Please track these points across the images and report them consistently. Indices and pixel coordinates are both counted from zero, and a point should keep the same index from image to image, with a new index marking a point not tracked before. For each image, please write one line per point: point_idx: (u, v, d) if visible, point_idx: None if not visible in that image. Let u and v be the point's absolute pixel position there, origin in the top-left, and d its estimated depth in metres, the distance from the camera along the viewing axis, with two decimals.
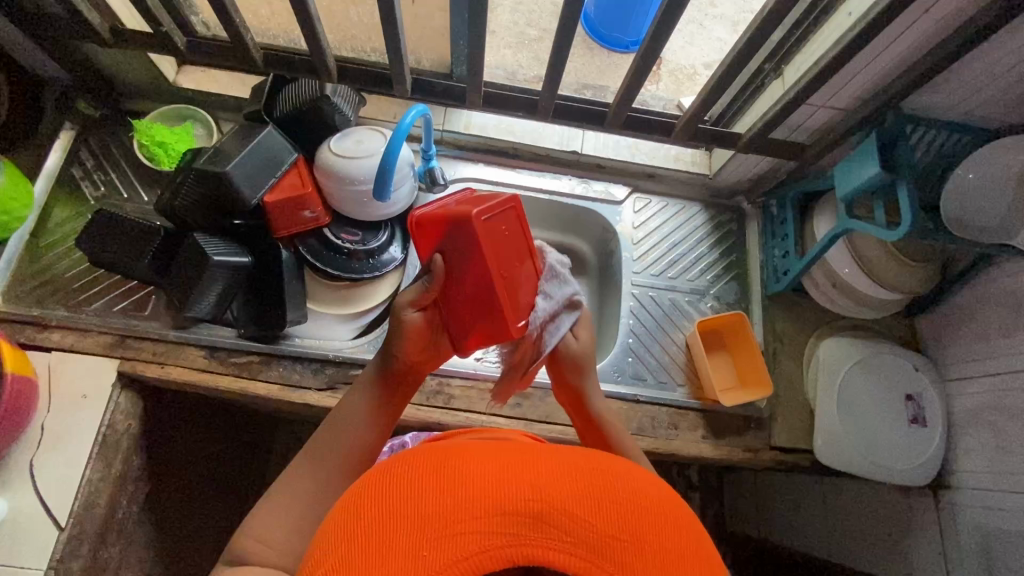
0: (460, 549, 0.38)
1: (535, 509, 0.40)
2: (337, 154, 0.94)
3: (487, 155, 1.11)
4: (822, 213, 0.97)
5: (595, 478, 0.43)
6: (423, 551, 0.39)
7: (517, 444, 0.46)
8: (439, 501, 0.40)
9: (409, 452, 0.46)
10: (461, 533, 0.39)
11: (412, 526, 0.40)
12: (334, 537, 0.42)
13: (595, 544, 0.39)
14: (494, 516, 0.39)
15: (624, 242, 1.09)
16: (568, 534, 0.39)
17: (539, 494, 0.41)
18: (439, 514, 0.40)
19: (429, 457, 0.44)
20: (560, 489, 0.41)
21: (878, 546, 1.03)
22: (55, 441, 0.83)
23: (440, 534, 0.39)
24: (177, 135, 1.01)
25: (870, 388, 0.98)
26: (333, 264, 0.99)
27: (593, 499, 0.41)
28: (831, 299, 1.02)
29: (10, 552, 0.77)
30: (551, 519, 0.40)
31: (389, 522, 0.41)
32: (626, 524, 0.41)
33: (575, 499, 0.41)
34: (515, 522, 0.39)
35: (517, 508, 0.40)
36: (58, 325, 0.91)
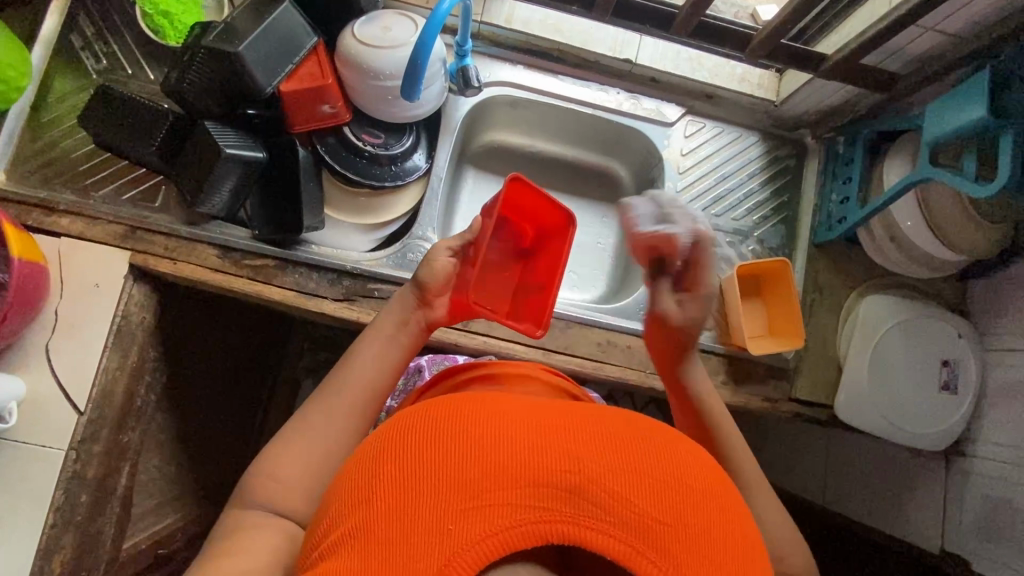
0: (488, 523, 0.37)
1: (569, 482, 0.39)
2: (361, 42, 0.83)
3: (528, 57, 0.98)
4: (897, 157, 0.87)
5: (637, 452, 0.42)
6: (448, 525, 0.37)
7: (548, 410, 0.45)
8: (466, 469, 0.39)
9: (431, 408, 0.45)
10: (489, 505, 0.37)
11: (435, 492, 0.38)
12: (353, 494, 0.41)
13: (634, 525, 0.38)
14: (525, 488, 0.38)
15: (669, 170, 1.00)
16: (606, 514, 0.38)
17: (574, 467, 0.39)
18: (467, 484, 0.38)
19: (454, 415, 0.43)
20: (597, 464, 0.40)
21: (876, 502, 1.04)
22: (71, 327, 0.82)
23: (469, 505, 0.37)
24: (184, 5, 0.90)
25: (906, 350, 0.94)
26: (353, 168, 0.92)
27: (634, 475, 0.40)
28: (884, 253, 0.94)
29: (32, 430, 0.79)
30: (588, 496, 0.38)
31: (410, 484, 0.39)
32: (669, 505, 0.39)
33: (614, 474, 0.39)
34: (549, 496, 0.38)
35: (552, 482, 0.39)
36: (67, 210, 0.86)
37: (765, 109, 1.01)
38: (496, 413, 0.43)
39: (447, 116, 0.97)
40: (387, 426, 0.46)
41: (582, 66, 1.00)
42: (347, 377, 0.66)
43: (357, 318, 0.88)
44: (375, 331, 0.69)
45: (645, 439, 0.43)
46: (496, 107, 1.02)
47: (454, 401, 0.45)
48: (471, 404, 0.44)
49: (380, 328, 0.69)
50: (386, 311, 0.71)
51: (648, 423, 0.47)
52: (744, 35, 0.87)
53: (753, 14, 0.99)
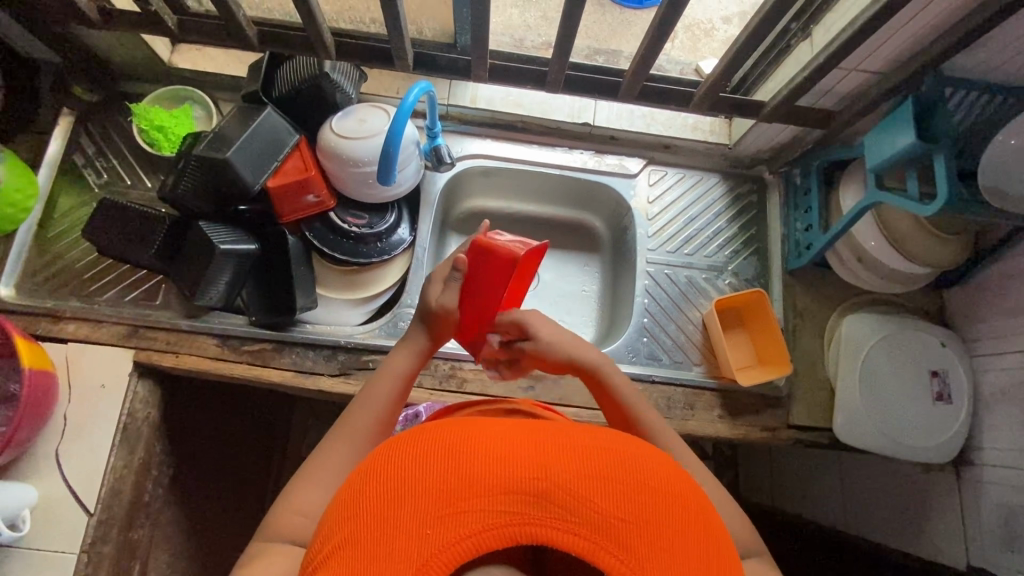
0: (461, 528, 0.40)
1: (537, 487, 0.41)
2: (339, 134, 0.91)
3: (496, 130, 1.06)
4: (849, 182, 0.92)
5: (603, 460, 0.44)
6: (425, 530, 0.40)
7: (523, 425, 0.48)
8: (441, 481, 0.42)
9: (415, 430, 0.48)
10: (463, 513, 0.40)
11: (415, 502, 0.41)
12: (342, 513, 0.44)
13: (598, 523, 0.40)
14: (496, 495, 0.41)
15: (638, 218, 1.06)
16: (571, 514, 0.40)
17: (542, 474, 0.42)
18: (443, 493, 0.41)
19: (433, 435, 0.46)
20: (564, 470, 0.43)
21: (897, 522, 1.02)
22: (78, 430, 0.85)
23: (443, 513, 0.40)
24: (177, 119, 0.98)
25: (894, 365, 0.95)
26: (341, 249, 0.97)
27: (598, 480, 0.43)
28: (855, 273, 0.98)
29: (44, 537, 0.81)
30: (555, 498, 0.41)
31: (391, 498, 0.42)
32: (631, 506, 0.42)
33: (579, 479, 0.42)
34: (518, 501, 0.41)
35: (521, 488, 0.41)
36: (73, 316, 0.91)
37: (720, 152, 1.08)
38: (474, 430, 0.46)
39: (425, 191, 1.04)
40: (373, 453, 0.49)
41: (547, 132, 1.07)
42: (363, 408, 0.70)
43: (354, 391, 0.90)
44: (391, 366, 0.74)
45: (611, 447, 0.46)
46: (470, 178, 1.09)
47: (437, 424, 0.48)
48: (452, 426, 0.47)
49: (396, 367, 0.74)
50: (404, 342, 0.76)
51: (618, 434, 0.50)
52: (687, 91, 0.94)
53: (697, 69, 1.08)
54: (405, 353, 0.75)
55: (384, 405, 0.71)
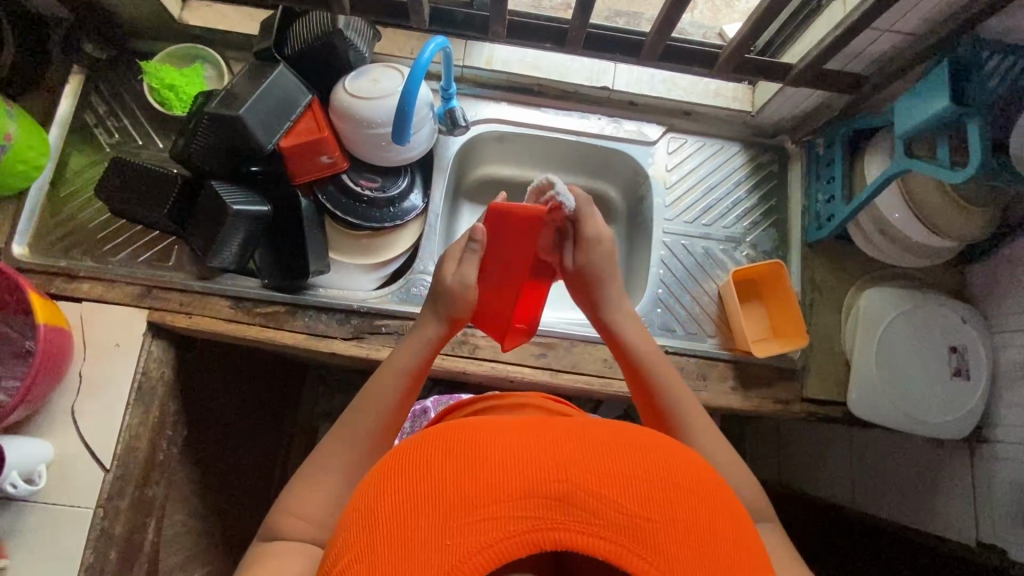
0: (483, 535, 0.40)
1: (558, 490, 0.41)
2: (353, 94, 0.89)
3: (512, 94, 1.04)
4: (875, 152, 0.90)
5: (622, 456, 0.44)
6: (447, 540, 0.40)
7: (537, 423, 0.48)
8: (460, 487, 0.42)
9: (428, 431, 0.48)
10: (485, 519, 0.40)
11: (434, 509, 0.41)
12: (358, 519, 0.44)
13: (622, 523, 0.41)
14: (517, 499, 0.41)
15: (656, 187, 1.04)
16: (594, 517, 0.41)
17: (561, 475, 0.42)
18: (462, 500, 0.41)
19: (446, 437, 0.46)
20: (583, 470, 0.43)
21: (906, 497, 1.02)
22: (94, 388, 0.86)
23: (464, 521, 0.40)
24: (187, 77, 0.97)
25: (912, 342, 0.94)
26: (353, 213, 0.96)
27: (619, 480, 0.43)
28: (876, 246, 0.96)
29: (61, 491, 0.82)
30: (576, 501, 0.41)
31: (408, 505, 0.42)
32: (654, 504, 0.42)
33: (599, 478, 0.42)
34: (539, 505, 0.41)
35: (541, 491, 0.41)
36: (87, 275, 0.91)
37: (742, 120, 1.05)
38: (488, 432, 0.46)
39: (439, 156, 1.02)
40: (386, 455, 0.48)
41: (563, 97, 1.05)
42: (368, 406, 0.69)
43: (367, 355, 0.90)
44: (394, 364, 0.73)
45: (629, 442, 0.46)
46: (484, 143, 1.07)
47: (450, 425, 0.48)
48: (465, 427, 0.47)
49: (402, 363, 0.73)
50: (413, 339, 0.75)
51: (632, 426, 0.50)
52: (711, 53, 0.91)
53: (721, 33, 1.04)
54: (412, 347, 0.74)
55: (390, 403, 0.70)
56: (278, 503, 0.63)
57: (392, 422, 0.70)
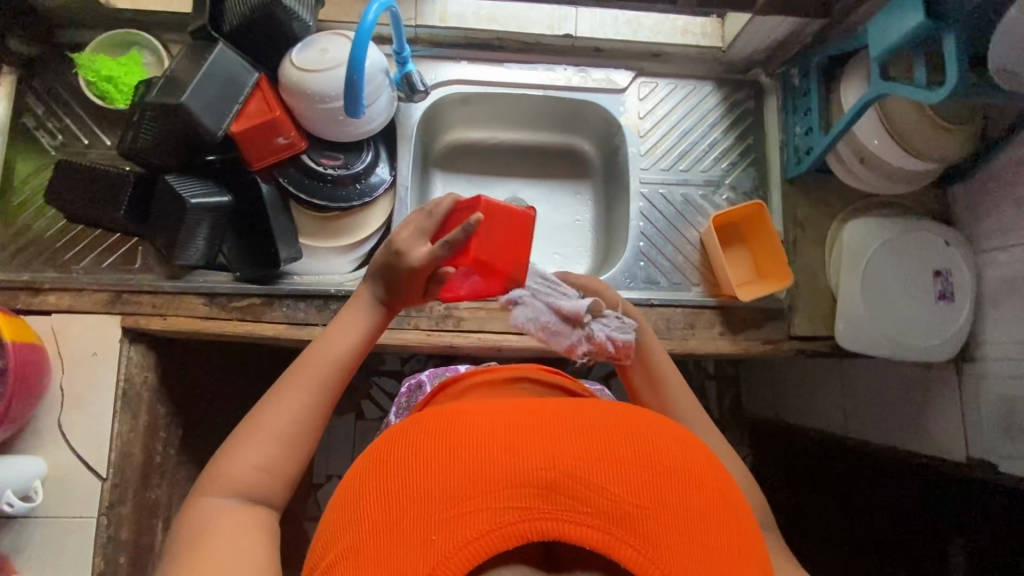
0: (470, 529, 0.39)
1: (546, 480, 0.41)
2: (302, 68, 0.84)
3: (471, 51, 0.98)
4: (852, 78, 0.86)
5: (611, 442, 0.44)
6: (432, 535, 0.39)
7: (526, 410, 0.47)
8: (446, 480, 0.41)
9: (413, 423, 0.48)
10: (471, 513, 0.40)
11: (419, 504, 0.41)
12: (344, 517, 0.43)
13: (610, 511, 0.40)
14: (504, 490, 0.41)
15: (630, 136, 1.00)
16: (584, 505, 0.40)
17: (549, 464, 0.42)
18: (448, 493, 0.41)
19: (431, 428, 0.46)
20: (571, 457, 0.42)
21: (898, 420, 1.04)
22: (78, 400, 0.84)
23: (450, 515, 0.40)
24: (126, 66, 0.91)
25: (898, 270, 0.93)
26: (319, 194, 0.92)
27: (607, 467, 0.42)
28: (856, 176, 0.93)
29: (61, 505, 0.82)
30: (564, 489, 0.41)
31: (394, 500, 0.41)
32: (646, 490, 0.42)
33: (589, 465, 0.42)
34: (526, 495, 0.40)
35: (530, 481, 0.41)
36: (53, 287, 0.88)
37: (713, 57, 1.01)
38: (475, 422, 0.45)
39: (401, 125, 0.98)
40: (371, 450, 0.48)
41: (525, 49, 1.00)
42: (319, 359, 0.62)
43: None
44: (347, 325, 0.65)
45: (618, 427, 0.46)
46: (449, 107, 1.03)
47: (436, 416, 0.47)
48: (452, 418, 0.47)
49: (357, 320, 0.65)
50: (361, 308, 0.66)
51: (623, 411, 0.50)
52: None
53: None
54: (362, 312, 0.65)
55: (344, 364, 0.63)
56: (223, 459, 0.57)
57: (343, 381, 0.63)
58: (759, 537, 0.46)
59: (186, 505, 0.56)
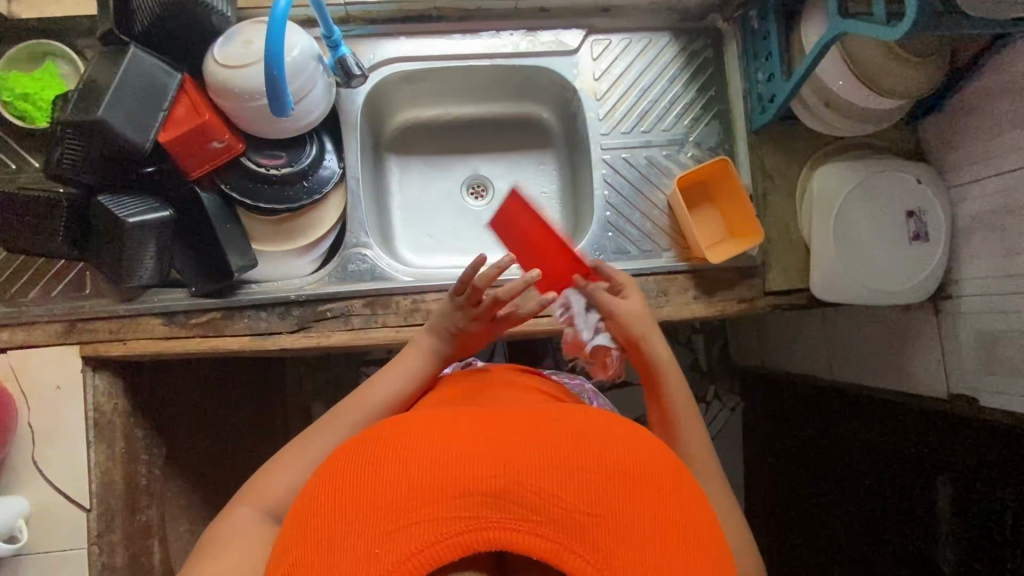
0: (415, 540, 0.39)
1: (495, 488, 0.41)
2: (226, 65, 0.79)
3: (408, 25, 0.92)
4: (811, 17, 0.81)
5: (565, 449, 0.44)
6: (377, 548, 0.38)
7: (483, 421, 0.47)
8: (394, 491, 0.41)
9: (369, 434, 0.48)
10: (418, 524, 0.39)
11: (366, 516, 0.40)
12: (293, 531, 0.42)
13: (560, 518, 0.40)
14: (453, 500, 0.40)
15: (586, 101, 0.96)
16: (534, 513, 0.40)
17: (500, 472, 0.42)
18: (396, 505, 0.40)
19: (386, 439, 0.46)
20: (523, 464, 0.42)
21: (878, 362, 1.04)
22: (48, 435, 0.83)
23: (396, 527, 0.39)
24: (41, 80, 0.84)
25: (871, 214, 0.90)
26: (264, 198, 0.87)
27: (558, 473, 0.42)
28: (823, 120, 0.90)
29: (51, 539, 0.82)
30: (514, 497, 0.41)
31: (341, 512, 0.41)
32: (599, 497, 0.42)
33: (540, 472, 0.42)
34: (475, 504, 0.40)
35: (479, 490, 0.41)
36: (3, 323, 0.85)
37: (666, 6, 0.95)
38: (429, 433, 0.45)
39: (344, 113, 0.92)
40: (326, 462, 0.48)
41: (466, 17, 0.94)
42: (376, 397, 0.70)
43: (318, 344, 0.86)
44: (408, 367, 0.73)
45: (576, 433, 0.46)
46: (393, 88, 0.97)
47: (392, 426, 0.47)
48: (407, 429, 0.46)
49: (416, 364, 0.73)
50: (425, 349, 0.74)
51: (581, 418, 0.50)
52: None
53: None
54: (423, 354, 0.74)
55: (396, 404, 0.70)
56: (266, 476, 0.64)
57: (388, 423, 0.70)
58: (720, 547, 0.45)
59: (222, 513, 0.62)
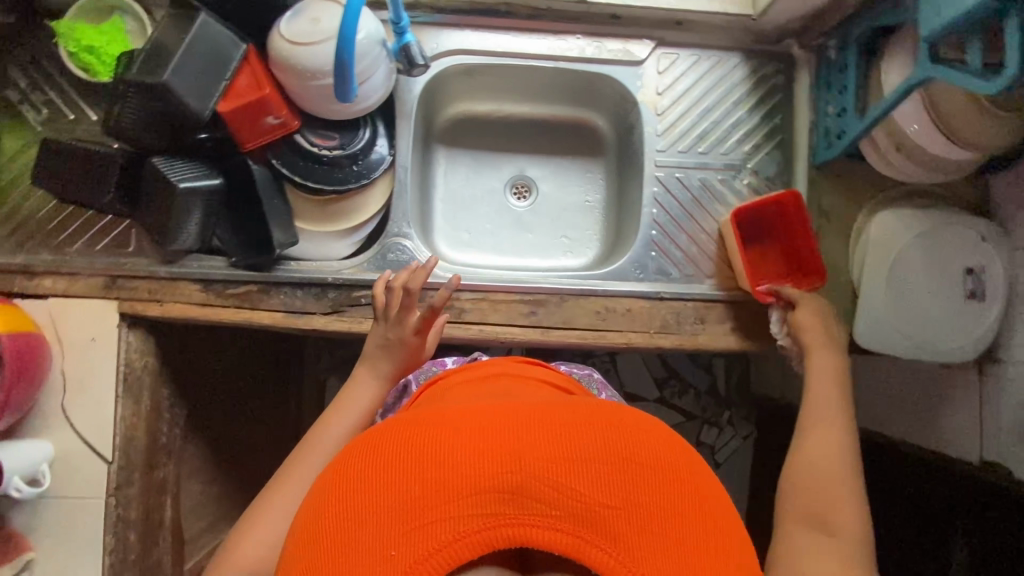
0: (432, 540, 0.37)
1: (512, 484, 0.39)
2: (291, 41, 0.78)
3: (476, 18, 0.90)
4: (896, 57, 0.78)
5: (581, 437, 0.42)
6: (393, 550, 0.37)
7: (492, 410, 0.45)
8: (405, 489, 0.39)
9: (376, 429, 0.46)
10: (433, 522, 0.38)
11: (377, 517, 0.39)
12: (303, 533, 0.41)
13: (581, 516, 0.39)
14: (468, 495, 0.39)
15: (646, 115, 0.93)
16: (553, 509, 0.39)
17: (515, 467, 0.40)
18: (409, 503, 0.39)
19: (394, 434, 0.44)
20: (538, 458, 0.40)
21: (908, 416, 1.01)
22: (80, 385, 0.84)
23: (410, 527, 0.38)
24: (108, 35, 0.85)
25: (929, 267, 0.87)
26: (313, 176, 0.86)
27: (575, 467, 0.40)
28: (891, 164, 0.86)
29: (72, 486, 0.84)
30: (531, 493, 0.39)
31: (353, 514, 0.39)
32: (618, 490, 0.40)
33: (556, 466, 0.40)
34: (491, 500, 0.39)
35: (494, 485, 0.39)
36: (47, 270, 0.86)
37: (742, 25, 0.91)
38: (438, 426, 0.43)
39: (401, 100, 0.92)
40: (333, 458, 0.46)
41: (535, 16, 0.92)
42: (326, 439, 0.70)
43: (349, 329, 0.86)
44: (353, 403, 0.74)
45: (590, 421, 0.44)
46: (452, 79, 0.96)
47: (398, 422, 0.45)
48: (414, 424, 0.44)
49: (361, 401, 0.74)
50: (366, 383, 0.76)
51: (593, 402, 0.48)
52: None
53: None
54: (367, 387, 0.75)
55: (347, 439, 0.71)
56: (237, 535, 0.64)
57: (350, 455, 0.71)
58: (734, 518, 0.45)
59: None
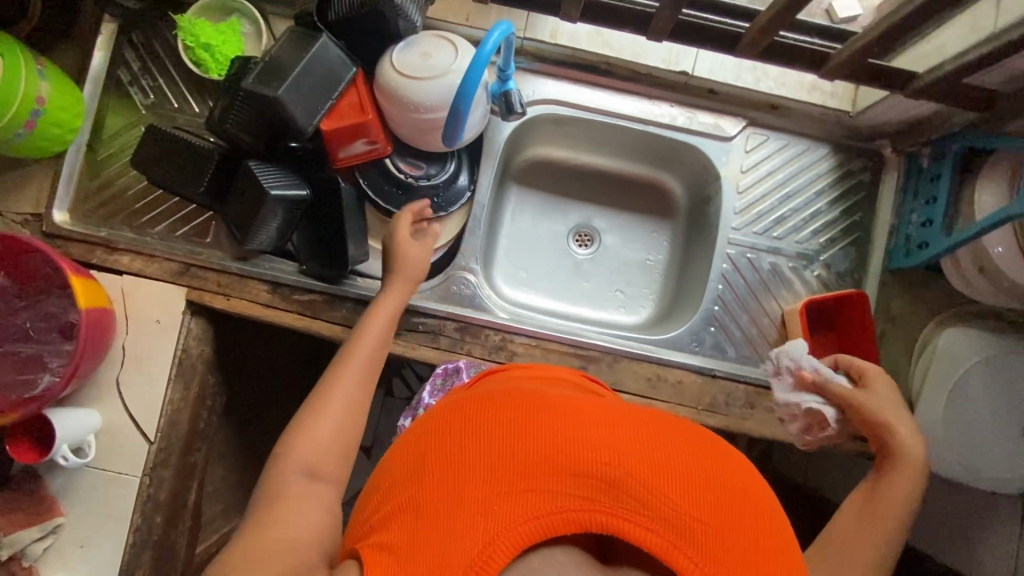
0: (525, 511, 0.37)
1: (610, 475, 0.39)
2: (400, 72, 0.80)
3: (575, 72, 0.93)
4: (990, 180, 0.77)
5: (679, 449, 0.41)
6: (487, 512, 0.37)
7: (591, 406, 0.45)
8: (507, 454, 0.39)
9: (477, 396, 0.46)
10: (528, 494, 0.38)
11: (475, 476, 0.39)
12: (397, 477, 0.42)
13: (675, 521, 0.37)
14: (566, 476, 0.38)
15: (726, 190, 0.94)
16: (646, 506, 0.38)
17: (615, 459, 0.39)
18: (508, 469, 0.39)
19: (494, 402, 0.44)
20: (638, 457, 0.40)
21: (942, 536, 0.98)
22: (138, 363, 0.87)
23: (507, 492, 0.38)
24: (224, 35, 0.89)
25: (992, 393, 0.85)
26: (395, 201, 0.91)
27: (673, 475, 0.39)
28: (972, 284, 0.84)
29: (111, 459, 0.86)
30: (628, 488, 0.38)
31: (451, 467, 0.40)
32: (713, 506, 0.39)
33: (656, 469, 0.39)
34: (587, 486, 0.38)
35: (592, 472, 0.39)
36: (127, 248, 0.89)
37: (835, 118, 0.93)
38: (541, 404, 0.43)
39: (489, 139, 0.95)
40: (429, 415, 0.46)
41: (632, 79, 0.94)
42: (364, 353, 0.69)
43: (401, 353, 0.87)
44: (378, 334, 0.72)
45: (688, 437, 0.43)
46: (540, 125, 0.98)
47: (501, 392, 0.46)
48: (516, 396, 0.44)
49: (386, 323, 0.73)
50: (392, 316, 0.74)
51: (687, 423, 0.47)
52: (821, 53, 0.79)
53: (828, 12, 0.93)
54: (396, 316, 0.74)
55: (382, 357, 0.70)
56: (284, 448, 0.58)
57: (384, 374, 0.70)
58: None
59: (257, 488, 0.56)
